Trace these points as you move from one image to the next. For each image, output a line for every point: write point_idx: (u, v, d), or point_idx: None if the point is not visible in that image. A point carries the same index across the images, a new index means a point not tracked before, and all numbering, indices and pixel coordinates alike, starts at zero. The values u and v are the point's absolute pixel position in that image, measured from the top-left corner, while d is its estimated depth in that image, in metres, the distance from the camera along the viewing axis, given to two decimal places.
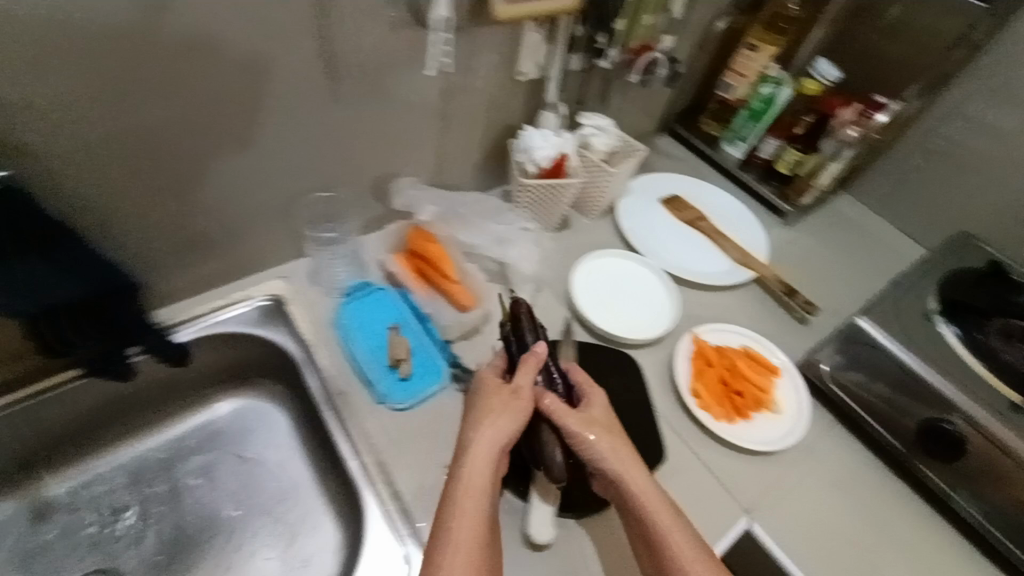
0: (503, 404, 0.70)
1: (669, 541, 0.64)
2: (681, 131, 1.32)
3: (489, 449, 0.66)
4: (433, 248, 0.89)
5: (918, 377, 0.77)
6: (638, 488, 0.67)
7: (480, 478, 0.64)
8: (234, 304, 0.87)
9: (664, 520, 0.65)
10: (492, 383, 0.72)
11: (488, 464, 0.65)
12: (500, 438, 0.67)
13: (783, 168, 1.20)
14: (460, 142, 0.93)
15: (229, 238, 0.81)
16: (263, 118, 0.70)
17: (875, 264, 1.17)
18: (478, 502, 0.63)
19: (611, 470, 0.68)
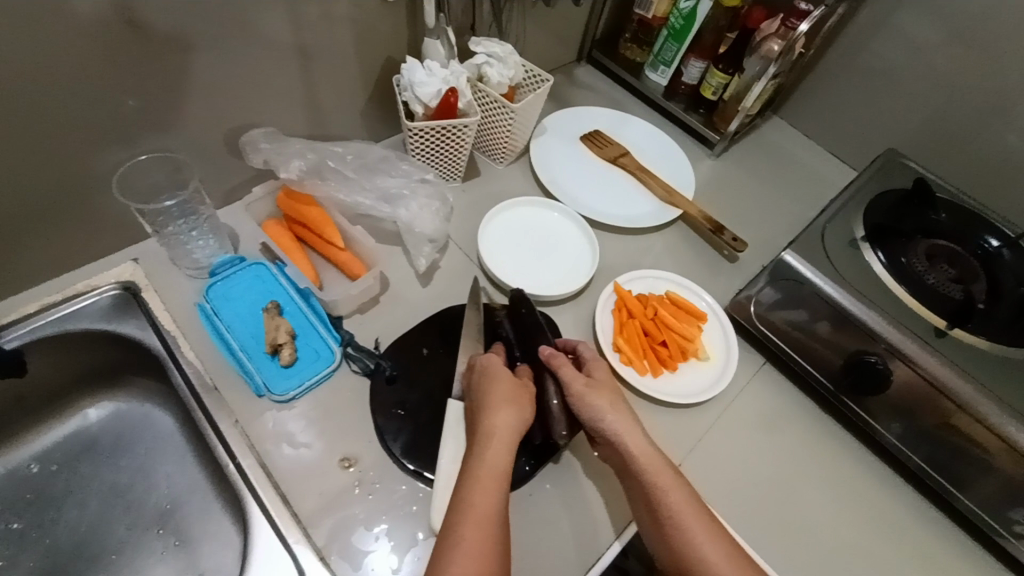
0: (519, 390, 0.65)
1: (685, 521, 0.60)
2: (601, 58, 1.21)
3: (508, 438, 0.61)
4: (311, 211, 0.77)
5: (846, 312, 0.73)
6: (657, 465, 0.63)
7: (497, 468, 0.59)
8: (75, 297, 0.72)
9: (682, 502, 0.61)
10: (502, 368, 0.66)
11: (504, 453, 0.60)
12: (517, 425, 0.62)
13: (710, 94, 1.11)
14: (332, 81, 0.80)
15: (45, 218, 0.67)
16: (34, 59, 0.55)
17: (806, 192, 1.12)
18: (492, 495, 0.57)
19: (639, 452, 0.63)
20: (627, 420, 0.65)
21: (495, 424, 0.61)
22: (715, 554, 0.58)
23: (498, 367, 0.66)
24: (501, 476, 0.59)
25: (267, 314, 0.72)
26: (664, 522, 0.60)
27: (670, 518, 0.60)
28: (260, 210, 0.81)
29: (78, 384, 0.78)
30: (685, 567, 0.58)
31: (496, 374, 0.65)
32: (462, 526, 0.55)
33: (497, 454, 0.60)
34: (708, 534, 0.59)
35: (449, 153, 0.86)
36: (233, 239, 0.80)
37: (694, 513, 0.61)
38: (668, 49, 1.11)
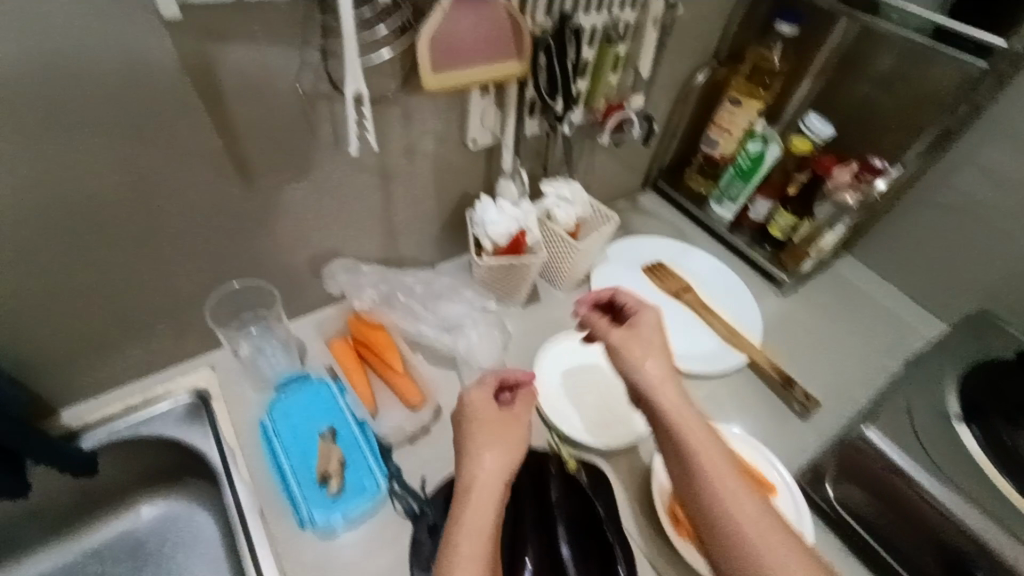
0: (507, 432, 0.62)
1: (737, 515, 0.51)
2: (665, 187, 1.25)
3: (496, 480, 0.58)
4: (377, 336, 0.81)
5: (944, 510, 0.65)
6: (677, 411, 0.58)
7: (487, 510, 0.55)
8: (154, 402, 0.77)
9: (729, 485, 0.52)
10: (486, 407, 0.64)
11: (493, 494, 0.57)
12: (507, 463, 0.60)
13: (777, 231, 1.10)
14: (411, 213, 0.86)
15: (140, 331, 0.73)
16: (165, 208, 0.63)
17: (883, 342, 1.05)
18: (486, 528, 0.54)
19: (661, 401, 0.59)
20: (657, 389, 0.60)
21: (479, 467, 0.59)
22: (782, 561, 0.48)
23: (485, 403, 0.65)
24: (493, 507, 0.55)
25: (323, 439, 0.74)
26: (716, 520, 0.51)
27: (720, 509, 0.51)
28: (329, 329, 0.86)
29: (138, 483, 0.81)
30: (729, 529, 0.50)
31: (481, 414, 0.64)
32: (454, 559, 0.51)
33: (488, 490, 0.57)
34: (769, 531, 0.49)
35: (513, 283, 0.88)
36: (300, 350, 0.83)
37: (734, 481, 0.53)
38: (735, 185, 1.12)
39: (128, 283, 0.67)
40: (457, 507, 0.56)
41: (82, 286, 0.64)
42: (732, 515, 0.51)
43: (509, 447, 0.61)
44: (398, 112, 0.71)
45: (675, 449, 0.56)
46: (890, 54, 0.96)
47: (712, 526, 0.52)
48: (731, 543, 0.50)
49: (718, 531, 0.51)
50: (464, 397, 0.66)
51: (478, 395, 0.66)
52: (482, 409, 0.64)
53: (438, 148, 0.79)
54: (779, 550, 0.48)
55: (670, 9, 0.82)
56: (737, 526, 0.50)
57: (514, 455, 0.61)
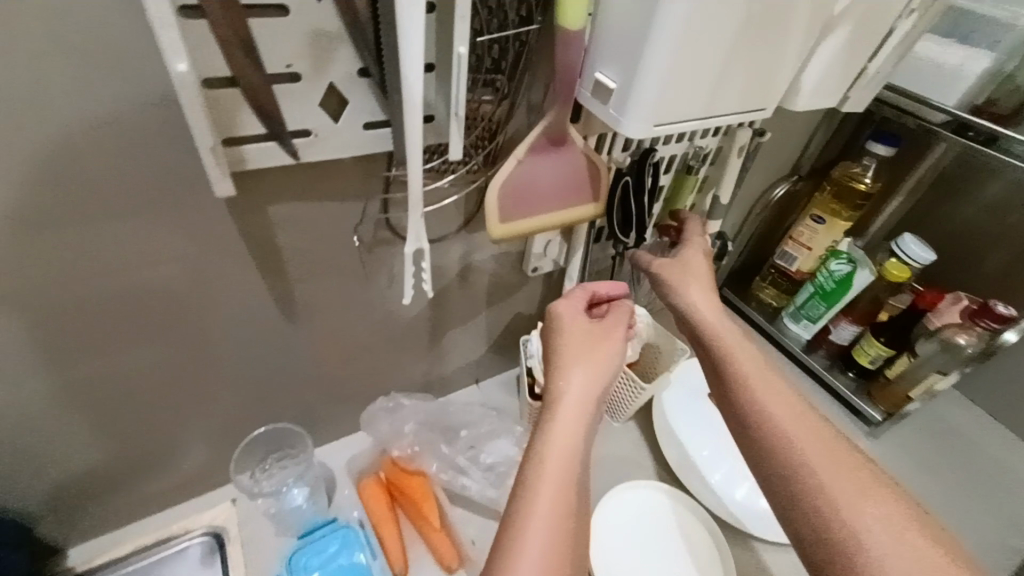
0: (597, 345, 0.55)
1: (829, 479, 0.46)
2: (732, 297, 1.16)
3: (582, 402, 0.50)
4: (415, 484, 0.73)
5: None
6: (750, 365, 0.55)
7: (568, 456, 0.46)
8: (167, 541, 0.70)
9: (819, 453, 0.47)
10: (571, 309, 0.59)
11: (577, 422, 0.49)
12: (596, 385, 0.52)
13: (864, 360, 0.98)
14: (462, 337, 0.79)
15: (170, 464, 0.68)
16: (212, 350, 0.59)
17: (998, 505, 0.90)
18: (567, 464, 0.46)
19: (732, 353, 0.56)
20: (733, 350, 0.56)
21: (566, 381, 0.52)
22: (888, 531, 0.42)
23: (571, 315, 0.58)
24: (576, 446, 0.47)
25: None
26: (806, 491, 0.46)
27: (809, 479, 0.46)
28: (359, 465, 0.77)
29: None
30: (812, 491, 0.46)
31: (567, 328, 0.57)
32: (536, 496, 0.43)
33: (574, 404, 0.50)
34: (871, 501, 0.44)
35: None
36: (329, 489, 0.75)
37: (822, 445, 0.48)
38: (814, 306, 1.01)
39: (159, 421, 0.62)
40: (540, 424, 0.49)
41: (111, 427, 0.60)
42: (823, 482, 0.46)
43: (597, 363, 0.53)
44: (460, 246, 0.66)
45: (758, 421, 0.51)
46: (1000, 180, 0.88)
47: (800, 500, 0.46)
48: (824, 513, 0.44)
49: (810, 502, 0.46)
50: (553, 307, 0.59)
51: (565, 307, 0.59)
52: (569, 317, 0.58)
53: (498, 276, 0.74)
54: (885, 526, 0.42)
55: (757, 136, 0.74)
56: (832, 495, 0.45)
57: (607, 376, 0.53)
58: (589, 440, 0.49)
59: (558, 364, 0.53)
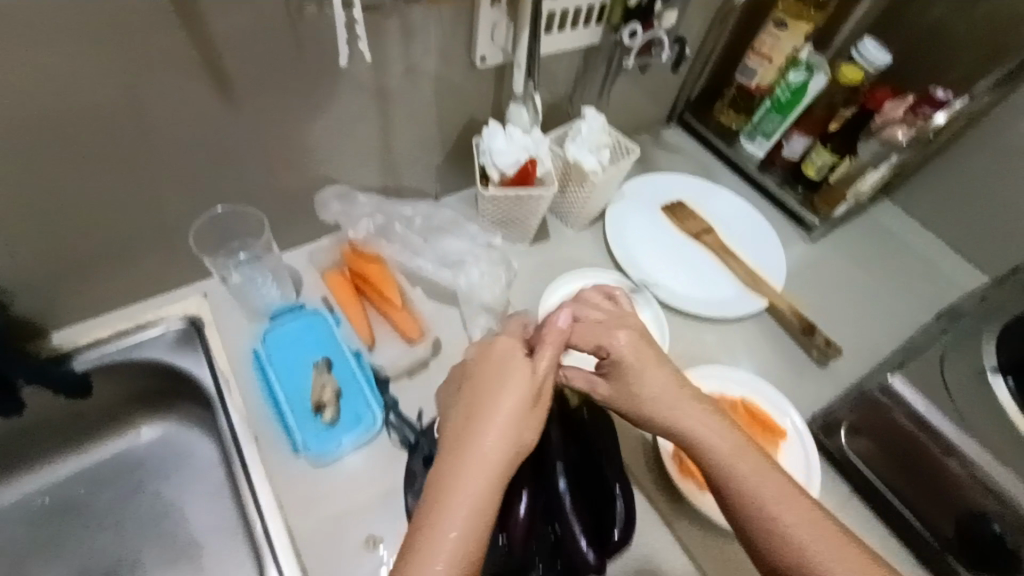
0: (504, 403, 0.50)
1: (760, 499, 0.51)
2: (693, 123, 1.13)
3: (502, 432, 0.49)
4: (374, 269, 0.77)
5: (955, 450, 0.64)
6: (663, 384, 0.56)
7: (486, 473, 0.47)
8: (145, 327, 0.75)
9: (767, 495, 0.51)
10: (517, 355, 0.55)
11: (499, 437, 0.49)
12: (512, 421, 0.50)
13: (811, 171, 0.99)
14: (412, 137, 0.77)
15: (133, 257, 0.70)
16: (146, 121, 0.58)
17: (927, 299, 0.96)
18: (486, 479, 0.47)
19: (645, 370, 0.57)
20: (658, 370, 0.57)
21: (477, 442, 0.48)
22: (812, 542, 0.49)
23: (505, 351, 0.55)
24: (497, 463, 0.48)
25: (317, 370, 0.72)
26: (742, 513, 0.51)
27: (741, 496, 0.51)
28: (325, 259, 0.81)
29: (132, 401, 0.79)
30: (738, 497, 0.51)
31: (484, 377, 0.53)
32: (443, 515, 0.45)
33: (491, 447, 0.48)
34: (795, 510, 0.50)
35: (520, 219, 0.81)
36: (296, 284, 0.80)
37: (739, 449, 0.53)
38: (770, 120, 1.00)
39: (110, 203, 0.63)
40: (445, 455, 0.49)
41: (62, 203, 0.61)
42: (758, 507, 0.50)
43: (528, 397, 0.52)
44: (399, 20, 0.63)
45: (685, 433, 0.55)
46: None
47: (739, 517, 0.52)
48: (761, 529, 0.50)
49: (749, 521, 0.51)
50: (471, 350, 0.57)
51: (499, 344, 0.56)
52: (510, 376, 0.52)
53: (442, 65, 0.71)
54: (801, 527, 0.49)
55: None
56: (767, 516, 0.50)
57: (516, 432, 0.49)
58: (505, 452, 0.49)
59: (475, 421, 0.49)
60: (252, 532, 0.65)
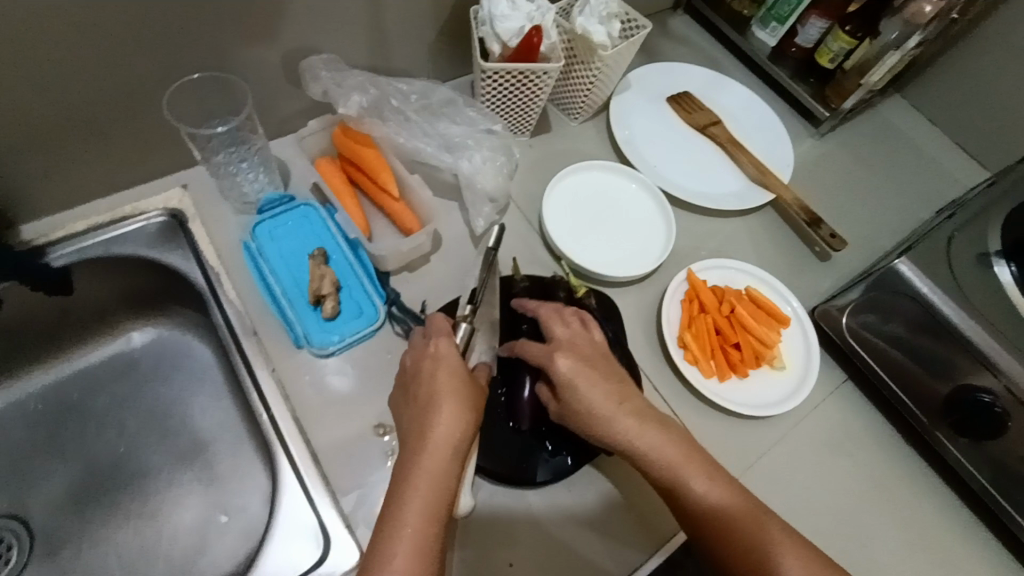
0: (457, 396, 0.52)
1: (707, 499, 0.52)
2: (702, 9, 1.03)
3: (456, 436, 0.50)
4: (369, 154, 0.70)
5: (952, 329, 0.65)
6: (599, 403, 0.55)
7: (440, 474, 0.48)
8: (125, 221, 0.70)
9: (679, 463, 0.54)
10: (454, 350, 0.55)
11: (455, 437, 0.50)
12: (466, 423, 0.51)
13: (826, 61, 0.91)
14: (401, 6, 0.69)
15: (95, 138, 0.63)
16: None
17: (932, 195, 0.94)
18: (442, 472, 0.48)
19: (585, 388, 0.55)
20: (597, 385, 0.55)
21: (431, 435, 0.50)
22: (754, 529, 0.51)
23: (449, 356, 0.54)
24: (451, 459, 0.49)
25: (313, 262, 0.68)
26: (690, 513, 0.53)
27: (689, 498, 0.53)
28: (315, 145, 0.75)
29: (118, 302, 0.75)
30: (686, 502, 0.53)
31: (435, 375, 0.53)
32: (402, 513, 0.46)
33: (444, 447, 0.49)
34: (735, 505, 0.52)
35: (523, 101, 0.76)
36: (283, 175, 0.74)
37: (682, 455, 0.54)
38: (786, 2, 0.90)
39: (65, 69, 0.55)
40: (405, 456, 0.50)
41: (5, 64, 0.53)
42: (707, 507, 0.52)
43: (470, 396, 0.52)
44: None
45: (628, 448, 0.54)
46: None
47: (688, 518, 0.53)
48: (708, 527, 0.52)
49: (699, 520, 0.52)
50: (428, 345, 0.56)
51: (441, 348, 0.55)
52: (449, 379, 0.53)
53: None
54: (743, 517, 0.52)
55: None
56: (713, 514, 0.52)
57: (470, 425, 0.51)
58: (460, 451, 0.50)
59: (430, 419, 0.50)
60: (265, 440, 0.62)
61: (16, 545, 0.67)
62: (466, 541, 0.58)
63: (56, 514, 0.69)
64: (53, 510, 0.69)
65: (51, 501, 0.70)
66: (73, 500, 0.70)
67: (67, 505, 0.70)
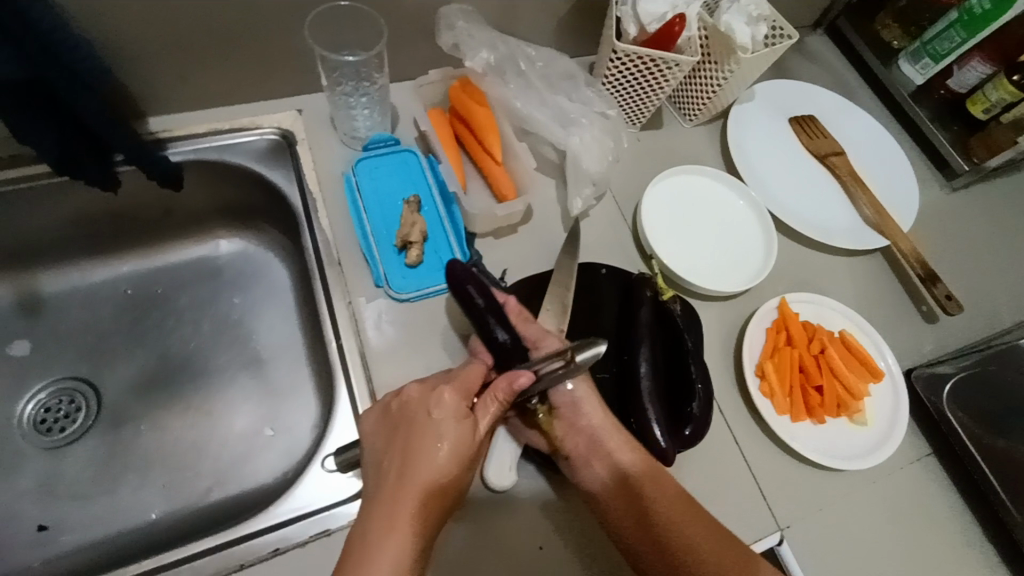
0: (446, 461, 0.48)
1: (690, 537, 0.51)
2: (847, 32, 0.97)
3: (431, 502, 0.47)
4: (479, 113, 0.70)
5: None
6: (604, 427, 0.57)
7: (408, 544, 0.45)
8: (240, 133, 0.72)
9: (637, 466, 0.55)
10: (458, 405, 0.51)
11: (431, 505, 0.47)
12: (446, 494, 0.48)
13: (978, 110, 0.83)
14: None
15: (233, 46, 0.66)
16: None
17: None
18: (412, 539, 0.45)
19: (590, 414, 0.58)
20: (597, 410, 0.58)
21: (408, 497, 0.47)
22: None
23: (450, 411, 0.50)
24: (422, 526, 0.46)
25: (407, 207, 0.68)
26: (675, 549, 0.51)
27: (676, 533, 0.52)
28: (430, 95, 0.75)
29: (217, 209, 0.78)
30: (668, 536, 0.51)
31: (426, 430, 0.49)
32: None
33: (419, 514, 0.46)
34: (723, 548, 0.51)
35: (644, 92, 0.74)
36: (393, 118, 0.75)
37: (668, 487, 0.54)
38: (948, 38, 0.81)
39: None
40: (375, 511, 0.46)
41: None
42: (688, 543, 0.51)
43: (463, 467, 0.49)
44: None
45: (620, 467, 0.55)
46: None
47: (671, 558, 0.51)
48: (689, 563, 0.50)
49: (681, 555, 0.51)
50: (422, 391, 0.52)
51: (444, 402, 0.51)
52: (432, 467, 0.48)
53: None
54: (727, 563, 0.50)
55: None
56: (696, 550, 0.51)
57: (450, 497, 0.48)
58: (432, 522, 0.47)
59: (413, 478, 0.47)
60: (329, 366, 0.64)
61: (84, 409, 0.72)
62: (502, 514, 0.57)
63: (124, 392, 0.74)
64: (123, 387, 0.74)
65: (122, 378, 0.74)
66: (142, 382, 0.74)
67: (135, 385, 0.74)
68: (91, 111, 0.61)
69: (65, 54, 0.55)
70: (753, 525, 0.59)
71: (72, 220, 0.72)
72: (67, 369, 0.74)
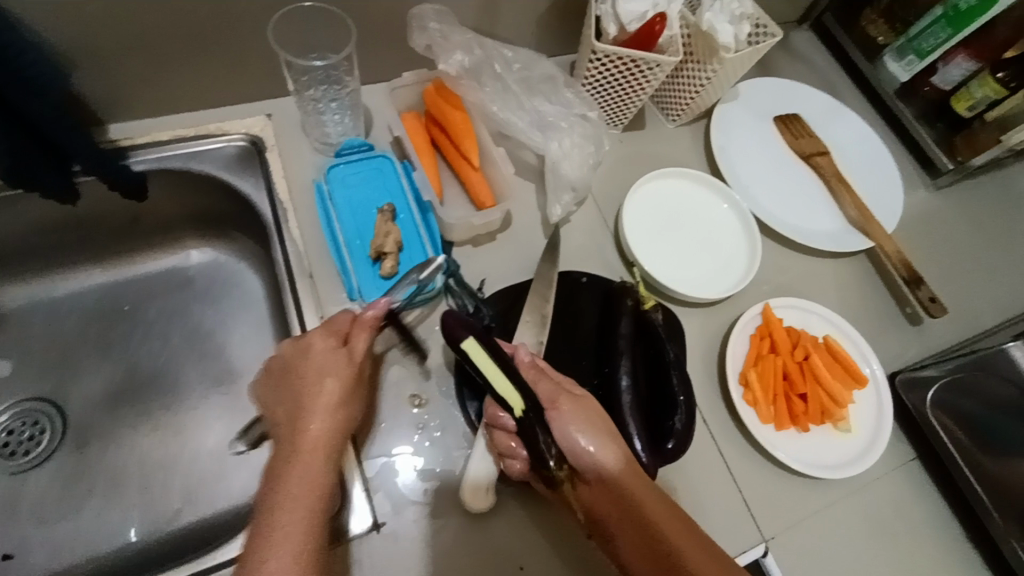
0: (334, 383, 0.50)
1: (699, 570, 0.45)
2: (832, 28, 0.95)
3: (326, 423, 0.49)
4: (455, 117, 0.68)
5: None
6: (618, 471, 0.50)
7: (314, 461, 0.47)
8: (206, 139, 0.69)
9: (650, 505, 0.48)
10: (328, 339, 0.53)
11: (325, 425, 0.49)
12: (340, 411, 0.50)
13: (962, 107, 0.82)
14: None
15: (195, 49, 0.63)
16: None
17: None
18: (314, 458, 0.47)
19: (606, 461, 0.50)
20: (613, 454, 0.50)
21: (304, 425, 0.48)
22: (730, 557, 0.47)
23: (327, 347, 0.52)
24: (324, 445, 0.48)
25: (381, 216, 0.66)
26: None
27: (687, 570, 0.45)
28: (404, 98, 0.72)
29: (185, 217, 0.76)
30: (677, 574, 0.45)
31: (309, 365, 0.51)
32: (280, 499, 0.45)
33: (316, 433, 0.48)
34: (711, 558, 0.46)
35: (625, 92, 0.72)
36: (366, 123, 0.72)
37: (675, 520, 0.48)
38: (935, 33, 0.80)
39: None
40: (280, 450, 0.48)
41: None
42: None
43: (351, 385, 0.51)
44: None
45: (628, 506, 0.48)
46: None
47: None
48: None
49: None
50: (303, 337, 0.53)
51: (320, 339, 0.53)
52: (321, 396, 0.50)
53: None
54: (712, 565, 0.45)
55: None
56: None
57: (346, 413, 0.50)
58: (335, 441, 0.49)
59: (303, 407, 0.49)
60: None
61: (50, 430, 0.69)
62: (482, 532, 0.56)
63: (91, 410, 0.71)
64: (90, 405, 0.71)
65: (89, 396, 0.72)
66: (111, 400, 0.72)
67: (103, 403, 0.71)
68: (44, 121, 0.57)
69: (12, 61, 0.52)
70: (738, 538, 0.59)
71: (31, 233, 0.69)
72: (30, 388, 0.71)
